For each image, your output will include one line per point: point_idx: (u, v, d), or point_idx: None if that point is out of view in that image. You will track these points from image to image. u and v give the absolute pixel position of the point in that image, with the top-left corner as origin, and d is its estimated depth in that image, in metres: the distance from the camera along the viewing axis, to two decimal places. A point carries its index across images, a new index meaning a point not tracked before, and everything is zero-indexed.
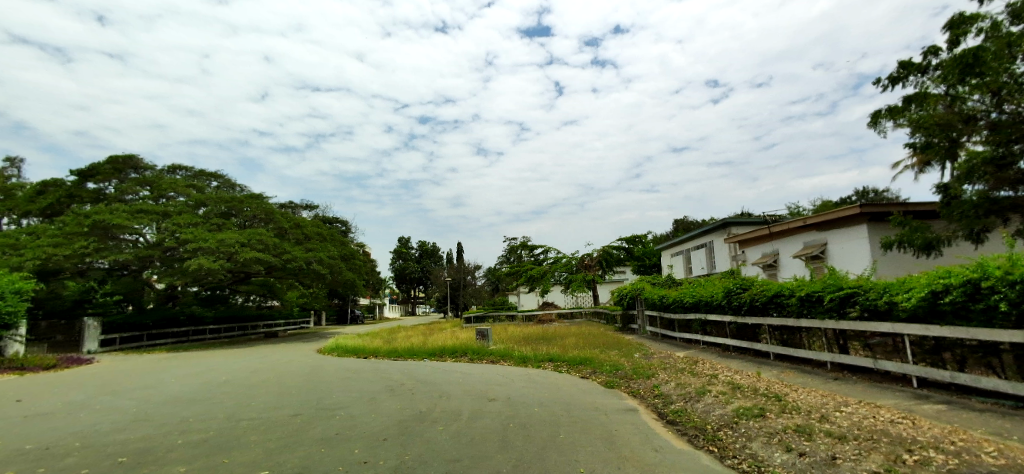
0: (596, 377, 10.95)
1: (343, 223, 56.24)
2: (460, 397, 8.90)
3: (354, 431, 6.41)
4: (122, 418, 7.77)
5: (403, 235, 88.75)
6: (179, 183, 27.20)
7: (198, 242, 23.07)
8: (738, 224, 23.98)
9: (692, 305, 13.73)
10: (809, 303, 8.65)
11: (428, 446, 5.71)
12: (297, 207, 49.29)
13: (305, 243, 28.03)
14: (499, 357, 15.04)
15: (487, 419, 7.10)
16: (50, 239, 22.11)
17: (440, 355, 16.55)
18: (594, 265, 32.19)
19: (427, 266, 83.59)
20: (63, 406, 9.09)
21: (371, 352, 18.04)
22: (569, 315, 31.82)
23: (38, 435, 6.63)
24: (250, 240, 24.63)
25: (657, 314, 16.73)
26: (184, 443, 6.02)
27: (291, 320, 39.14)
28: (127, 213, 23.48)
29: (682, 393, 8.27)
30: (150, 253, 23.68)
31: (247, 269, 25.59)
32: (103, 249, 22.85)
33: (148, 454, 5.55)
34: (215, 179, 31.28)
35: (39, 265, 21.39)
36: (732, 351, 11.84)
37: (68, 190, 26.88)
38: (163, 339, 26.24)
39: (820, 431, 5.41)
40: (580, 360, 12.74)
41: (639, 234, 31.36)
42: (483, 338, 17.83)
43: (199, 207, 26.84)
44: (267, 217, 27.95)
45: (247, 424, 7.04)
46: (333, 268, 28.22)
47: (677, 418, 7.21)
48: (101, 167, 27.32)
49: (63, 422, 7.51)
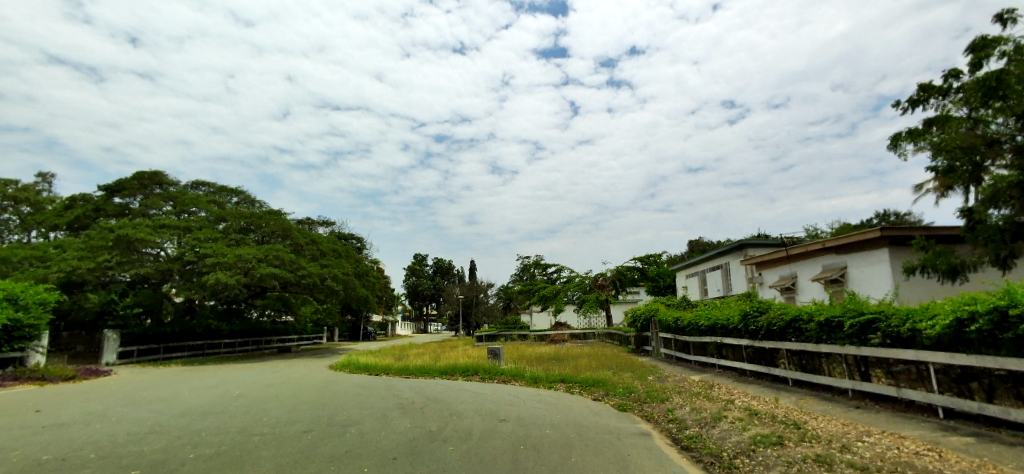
0: (608, 399, 10.78)
1: (358, 239, 56.90)
2: (472, 417, 8.84)
3: (366, 449, 6.38)
4: (139, 429, 7.89)
5: (420, 252, 89.24)
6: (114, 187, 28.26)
7: (217, 257, 23.58)
8: (755, 246, 23.70)
9: (707, 328, 13.54)
10: (828, 329, 8.46)
11: (440, 464, 5.71)
12: (314, 223, 50.02)
13: (320, 258, 28.48)
14: (510, 376, 14.93)
15: (498, 439, 7.05)
16: (76, 252, 22.81)
17: (451, 373, 16.48)
18: (607, 285, 31.82)
19: (440, 283, 83.64)
20: (84, 417, 9.20)
21: (382, 369, 17.99)
22: (582, 336, 31.56)
23: (58, 443, 6.83)
24: (268, 255, 25.16)
25: (671, 337, 16.52)
26: (197, 456, 6.05)
27: (304, 335, 39.33)
28: (150, 227, 24.08)
29: (698, 418, 8.11)
30: (171, 267, 24.00)
31: (263, 284, 25.92)
32: (125, 262, 23.32)
33: (161, 466, 5.59)
34: (236, 194, 31.99)
35: (65, 277, 22.00)
36: (749, 376, 11.63)
37: (96, 204, 27.52)
38: (180, 352, 26.57)
39: (840, 461, 5.23)
40: (592, 382, 12.58)
41: (653, 254, 31.17)
42: (494, 357, 17.79)
43: (219, 222, 27.36)
44: (284, 234, 28.34)
45: (259, 438, 7.09)
46: (348, 284, 28.49)
47: (692, 444, 7.04)
48: (128, 182, 28.15)
49: (84, 431, 7.77)
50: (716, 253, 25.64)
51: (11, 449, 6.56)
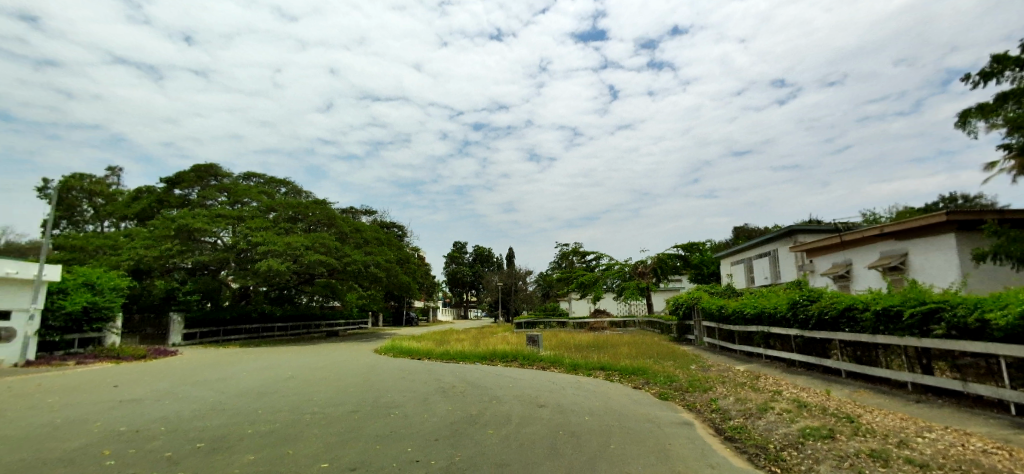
0: (649, 388, 10.65)
1: (399, 227, 58.04)
2: (510, 403, 8.90)
3: (408, 431, 6.51)
4: (202, 406, 8.36)
5: (459, 240, 90.20)
6: (173, 180, 29.52)
7: (268, 245, 24.63)
8: (806, 232, 22.69)
9: (753, 317, 13.10)
10: (886, 319, 8.01)
11: (480, 447, 5.79)
12: (356, 213, 51.30)
13: (363, 246, 29.31)
14: (549, 363, 14.96)
15: (536, 425, 7.08)
16: (143, 241, 24.36)
17: (491, 359, 16.67)
18: (648, 273, 31.30)
19: (479, 270, 84.46)
20: (152, 394, 9.82)
21: (424, 354, 18.39)
22: (622, 323, 31.30)
23: (131, 418, 7.34)
24: (314, 243, 26.04)
25: (715, 326, 16.07)
26: (253, 432, 6.36)
27: (350, 320, 40.84)
28: (207, 217, 25.42)
29: (742, 409, 7.90)
30: (227, 256, 25.28)
31: (311, 271, 26.92)
32: (187, 251, 24.68)
33: (223, 441, 5.92)
34: (284, 185, 33.16)
35: (134, 264, 23.60)
36: (798, 366, 11.20)
37: (159, 196, 29.16)
38: (237, 334, 28.19)
39: (896, 458, 4.98)
40: (633, 370, 12.44)
41: (697, 241, 30.37)
42: (533, 343, 17.86)
43: (269, 212, 28.48)
44: (329, 223, 29.27)
45: (310, 417, 7.37)
46: (390, 271, 29.24)
47: (736, 435, 6.86)
48: (186, 175, 29.63)
49: (153, 407, 8.30)
50: (764, 239, 24.73)
51: (92, 421, 7.12)
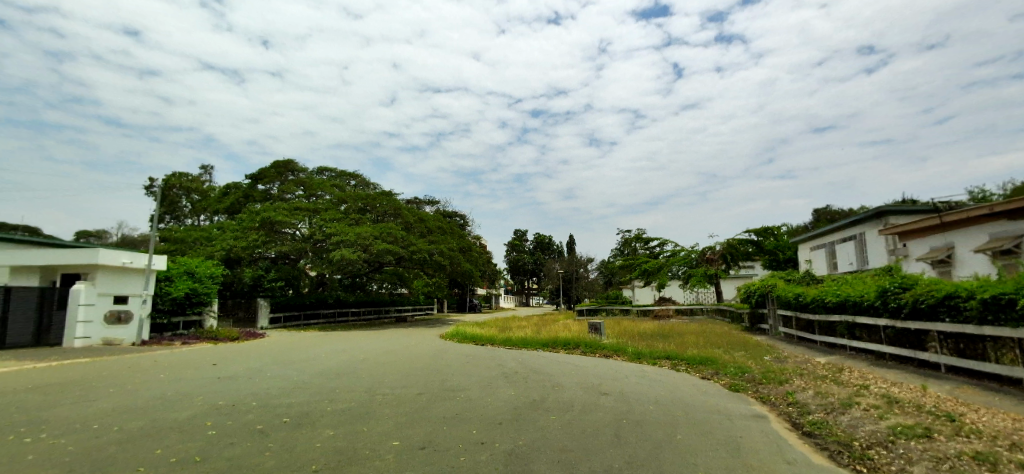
0: (718, 379, 10.21)
1: (461, 216, 59.13)
2: (573, 389, 8.84)
3: (473, 414, 6.63)
4: (287, 384, 8.96)
5: (519, 228, 90.64)
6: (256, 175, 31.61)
7: (341, 236, 25.91)
8: (898, 214, 20.80)
9: (836, 306, 12.20)
10: (996, 308, 7.15)
11: (544, 432, 5.78)
12: (420, 203, 52.79)
13: (428, 235, 30.13)
14: (613, 351, 14.71)
15: (600, 412, 6.98)
16: (233, 233, 26.51)
17: (553, 346, 16.65)
18: (716, 259, 30.04)
19: (540, 258, 84.54)
20: (245, 372, 10.65)
21: (488, 340, 18.68)
22: (688, 311, 30.29)
23: (227, 393, 7.99)
24: (382, 233, 27.06)
25: (792, 315, 15.14)
26: (331, 409, 6.73)
27: (417, 306, 42.34)
28: (287, 210, 27.11)
29: (823, 403, 7.38)
30: (304, 246, 26.78)
31: (380, 259, 28.05)
32: (270, 241, 26.33)
33: (306, 417, 6.31)
34: (354, 178, 34.63)
35: (226, 254, 25.72)
36: (888, 360, 10.32)
37: (244, 191, 31.24)
38: (316, 319, 30.02)
39: (1008, 462, 4.45)
40: (701, 360, 11.97)
41: (771, 225, 28.70)
42: (595, 331, 17.65)
43: (341, 204, 29.86)
44: (396, 213, 30.30)
45: (382, 397, 7.69)
46: (453, 259, 29.92)
47: (815, 430, 6.42)
48: (267, 171, 31.63)
49: (245, 383, 9.00)
50: (849, 222, 22.93)
51: (196, 395, 7.84)
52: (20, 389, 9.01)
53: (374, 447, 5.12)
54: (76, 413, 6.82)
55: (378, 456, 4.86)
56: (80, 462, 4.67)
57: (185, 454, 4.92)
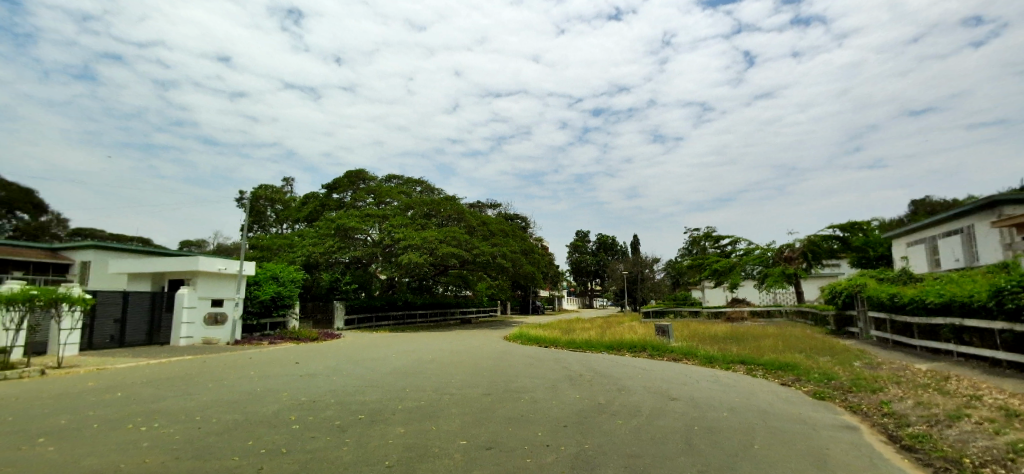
0: (800, 386, 9.50)
1: (523, 219, 59.36)
2: (640, 394, 8.54)
3: (538, 416, 6.55)
4: (361, 382, 9.33)
5: (582, 229, 89.60)
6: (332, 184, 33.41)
7: (408, 240, 26.78)
8: (1013, 204, 18.52)
9: (939, 308, 11.01)
10: None
11: (611, 437, 5.61)
12: (483, 206, 53.49)
13: (490, 238, 30.48)
14: (682, 355, 14.14)
15: (669, 418, 6.68)
16: (312, 239, 28.05)
17: (618, 349, 16.27)
18: (796, 257, 28.07)
19: (604, 259, 83.13)
20: (323, 370, 11.22)
21: (552, 342, 18.58)
22: (765, 314, 28.62)
23: (307, 389, 8.44)
24: (446, 237, 27.66)
25: (886, 317, 13.86)
26: (402, 407, 6.91)
27: (481, 308, 43.02)
28: (359, 216, 28.41)
29: (925, 415, 6.65)
30: (375, 250, 27.92)
31: (445, 262, 28.70)
32: (344, 247, 27.71)
33: (378, 413, 6.51)
34: (419, 184, 35.72)
35: (306, 260, 27.32)
36: (1005, 368, 9.15)
37: (321, 200, 33.17)
38: (386, 320, 31.24)
39: None
40: (780, 365, 11.23)
41: (859, 220, 26.53)
42: (663, 334, 17.07)
43: (408, 210, 30.88)
44: (459, 217, 30.85)
45: (449, 397, 7.80)
46: (516, 261, 30.11)
47: (917, 444, 5.78)
48: (341, 180, 33.39)
49: (323, 381, 9.46)
50: (953, 214, 20.72)
51: (281, 391, 8.34)
52: (133, 383, 9.96)
53: (443, 445, 5.17)
54: (178, 405, 7.43)
55: (447, 454, 4.90)
56: (184, 449, 5.08)
57: (272, 445, 5.20)
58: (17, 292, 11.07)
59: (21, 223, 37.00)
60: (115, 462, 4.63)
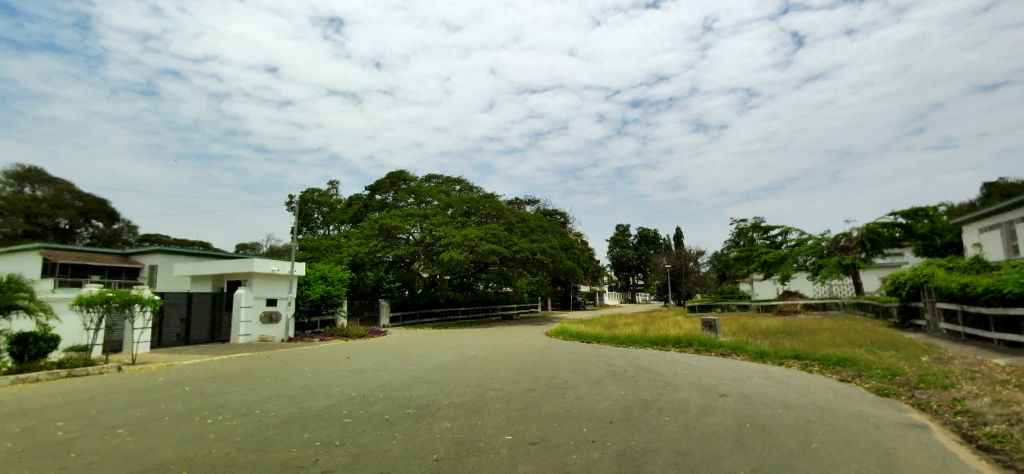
0: (861, 382, 9.01)
1: (562, 214, 59.05)
2: (688, 390, 8.32)
3: (583, 412, 6.49)
4: (407, 378, 9.52)
5: (622, 223, 88.20)
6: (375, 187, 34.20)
7: (449, 238, 27.11)
8: None
9: (1018, 298, 10.17)
10: None
11: (658, 434, 5.48)
12: (521, 203, 53.53)
13: (530, 235, 30.47)
14: (731, 350, 13.69)
15: (719, 415, 6.48)
16: (357, 240, 28.87)
17: (663, 344, 15.93)
18: (853, 247, 26.55)
19: (646, 253, 81.59)
20: (371, 366, 11.52)
21: (595, 338, 18.40)
22: (819, 307, 27.37)
23: (357, 385, 8.68)
24: (486, 234, 27.83)
25: (958, 309, 12.93)
26: (448, 403, 7.01)
27: (523, 305, 43.18)
28: (401, 216, 29.02)
29: (1005, 414, 6.16)
30: (417, 249, 28.41)
31: (485, 259, 28.89)
32: (387, 246, 28.36)
33: (425, 408, 6.62)
34: (458, 183, 36.10)
35: (352, 259, 28.14)
36: None
37: (364, 202, 34.10)
38: (430, 317, 31.82)
39: None
40: (838, 360, 10.69)
41: (924, 206, 24.93)
42: (710, 329, 16.57)
43: (448, 209, 31.27)
44: (498, 214, 30.97)
45: (493, 392, 7.85)
46: (556, 257, 30.04)
47: (996, 445, 5.36)
48: (383, 181, 34.19)
49: (371, 377, 9.72)
50: None
51: (333, 386, 8.62)
52: (198, 378, 10.55)
53: (489, 440, 5.19)
54: (238, 400, 7.80)
55: (492, 449, 4.92)
56: (246, 441, 5.32)
57: (327, 439, 5.36)
58: (95, 294, 11.94)
59: (96, 230, 39.81)
60: (184, 452, 4.89)
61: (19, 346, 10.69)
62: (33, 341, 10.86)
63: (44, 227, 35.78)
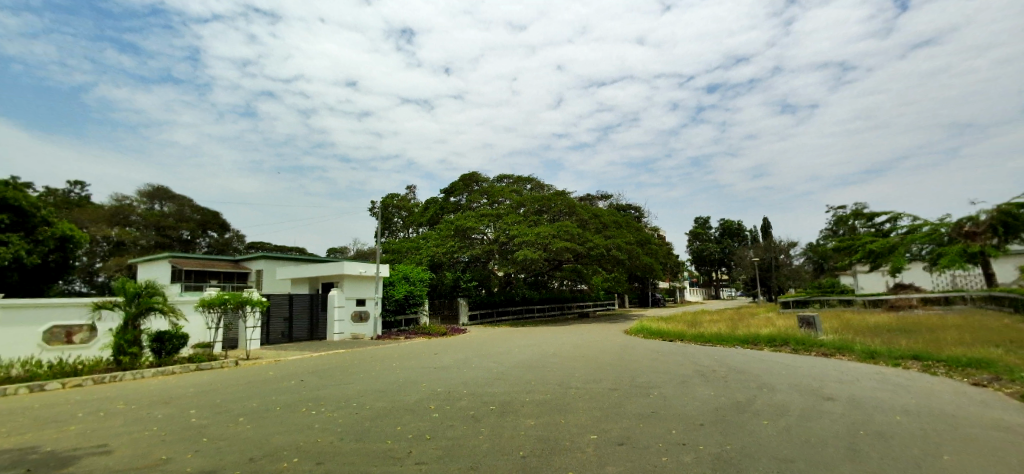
0: (999, 387, 7.95)
1: (636, 209, 57.50)
2: (786, 392, 7.76)
3: (671, 413, 6.27)
4: (489, 375, 9.70)
5: (701, 216, 84.16)
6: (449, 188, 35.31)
7: (522, 237, 27.32)
8: None
9: None
10: None
11: (756, 438, 5.15)
12: (593, 199, 52.78)
13: (604, 231, 30.00)
14: (835, 349, 12.61)
15: (824, 420, 5.98)
16: (435, 241, 29.89)
17: (754, 342, 15.01)
18: (981, 232, 23.64)
19: (729, 246, 77.34)
20: (453, 364, 11.88)
21: (678, 336, 17.72)
22: (938, 300, 24.48)
23: (442, 381, 8.98)
24: (560, 231, 27.71)
25: None
26: (530, 400, 7.05)
27: (598, 302, 42.62)
28: (475, 217, 29.69)
29: None
30: (492, 248, 28.89)
31: (559, 257, 28.79)
32: (463, 246, 29.12)
33: (508, 405, 6.71)
34: (529, 182, 36.27)
35: (430, 260, 29.18)
36: None
37: (440, 204, 35.24)
38: (506, 315, 32.29)
39: None
40: (968, 362, 9.50)
41: None
42: (809, 326, 15.38)
43: (520, 208, 31.48)
44: (570, 211, 30.72)
45: (575, 391, 7.80)
46: (632, 253, 29.36)
47: None
48: (456, 184, 35.14)
49: (454, 374, 10.02)
50: None
51: (420, 382, 8.98)
52: (300, 373, 11.43)
53: (574, 439, 5.16)
54: (336, 393, 8.35)
55: (579, 448, 4.88)
56: (345, 431, 5.69)
57: (419, 432, 5.59)
58: (215, 297, 13.33)
59: (211, 240, 44.37)
60: (293, 440, 5.32)
61: (157, 343, 12.04)
62: (168, 338, 12.20)
63: (171, 238, 40.45)
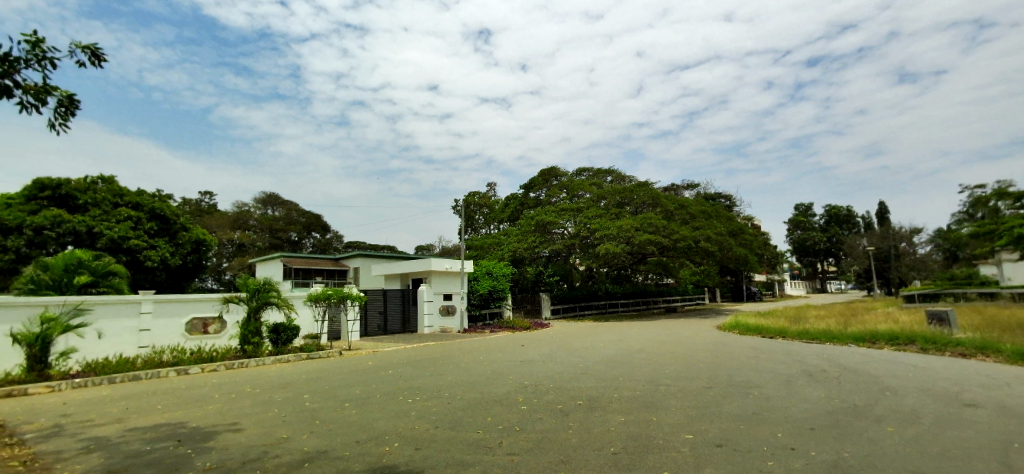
0: None
1: (727, 198, 54.16)
2: (913, 397, 6.91)
3: (775, 414, 5.82)
4: (575, 370, 9.64)
5: (802, 202, 77.41)
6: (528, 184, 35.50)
7: (604, 230, 26.79)
8: None
9: None
10: None
11: (880, 447, 4.63)
12: (679, 188, 50.49)
13: (691, 222, 28.60)
14: (974, 349, 11.02)
15: (964, 429, 5.24)
16: (516, 236, 30.23)
17: (871, 340, 13.54)
18: None
19: (836, 235, 70.47)
20: (539, 357, 11.94)
21: (778, 332, 16.45)
22: None
23: (529, 375, 9.06)
24: (644, 224, 26.81)
25: None
26: (619, 396, 6.88)
27: (687, 296, 40.77)
28: (555, 211, 29.62)
29: None
30: (573, 242, 28.65)
31: (643, 250, 27.89)
32: (544, 241, 29.19)
33: (597, 400, 6.60)
34: (609, 174, 35.48)
35: (513, 255, 29.56)
36: None
37: (520, 200, 35.55)
38: (589, 310, 31.93)
39: None
40: None
41: None
42: (940, 323, 13.57)
43: (600, 201, 30.89)
44: (654, 202, 29.62)
45: (666, 388, 7.50)
46: (723, 244, 27.71)
47: None
48: (536, 179, 35.22)
49: (540, 367, 10.07)
50: None
51: (507, 375, 9.13)
52: (395, 364, 12.09)
53: (668, 438, 4.95)
54: (429, 383, 8.73)
55: (674, 447, 4.69)
56: (440, 420, 5.92)
57: (509, 423, 5.67)
58: (320, 292, 14.47)
59: (315, 240, 48.19)
60: (393, 426, 5.62)
61: (274, 334, 13.30)
62: (283, 329, 13.43)
63: (283, 239, 44.42)
